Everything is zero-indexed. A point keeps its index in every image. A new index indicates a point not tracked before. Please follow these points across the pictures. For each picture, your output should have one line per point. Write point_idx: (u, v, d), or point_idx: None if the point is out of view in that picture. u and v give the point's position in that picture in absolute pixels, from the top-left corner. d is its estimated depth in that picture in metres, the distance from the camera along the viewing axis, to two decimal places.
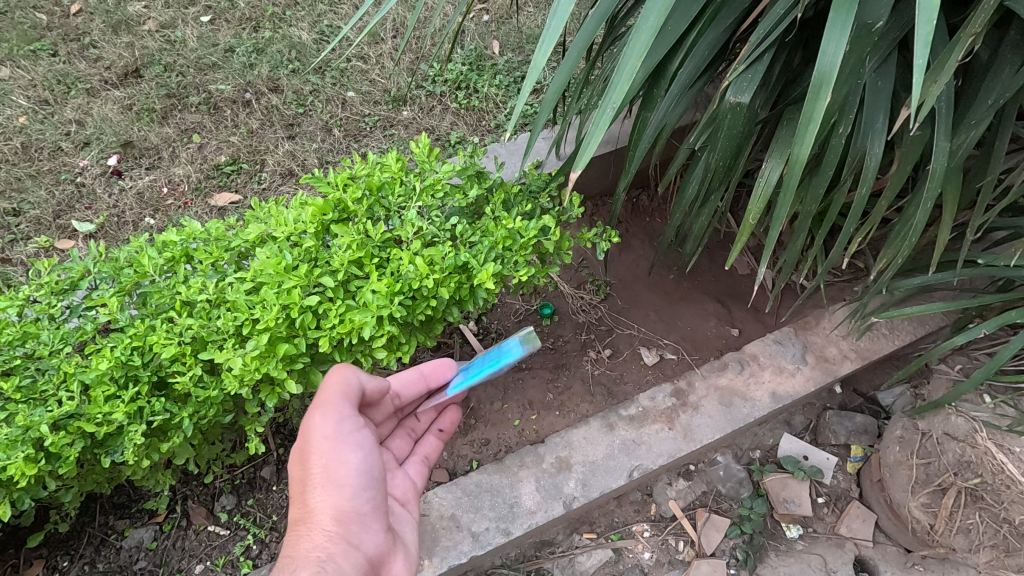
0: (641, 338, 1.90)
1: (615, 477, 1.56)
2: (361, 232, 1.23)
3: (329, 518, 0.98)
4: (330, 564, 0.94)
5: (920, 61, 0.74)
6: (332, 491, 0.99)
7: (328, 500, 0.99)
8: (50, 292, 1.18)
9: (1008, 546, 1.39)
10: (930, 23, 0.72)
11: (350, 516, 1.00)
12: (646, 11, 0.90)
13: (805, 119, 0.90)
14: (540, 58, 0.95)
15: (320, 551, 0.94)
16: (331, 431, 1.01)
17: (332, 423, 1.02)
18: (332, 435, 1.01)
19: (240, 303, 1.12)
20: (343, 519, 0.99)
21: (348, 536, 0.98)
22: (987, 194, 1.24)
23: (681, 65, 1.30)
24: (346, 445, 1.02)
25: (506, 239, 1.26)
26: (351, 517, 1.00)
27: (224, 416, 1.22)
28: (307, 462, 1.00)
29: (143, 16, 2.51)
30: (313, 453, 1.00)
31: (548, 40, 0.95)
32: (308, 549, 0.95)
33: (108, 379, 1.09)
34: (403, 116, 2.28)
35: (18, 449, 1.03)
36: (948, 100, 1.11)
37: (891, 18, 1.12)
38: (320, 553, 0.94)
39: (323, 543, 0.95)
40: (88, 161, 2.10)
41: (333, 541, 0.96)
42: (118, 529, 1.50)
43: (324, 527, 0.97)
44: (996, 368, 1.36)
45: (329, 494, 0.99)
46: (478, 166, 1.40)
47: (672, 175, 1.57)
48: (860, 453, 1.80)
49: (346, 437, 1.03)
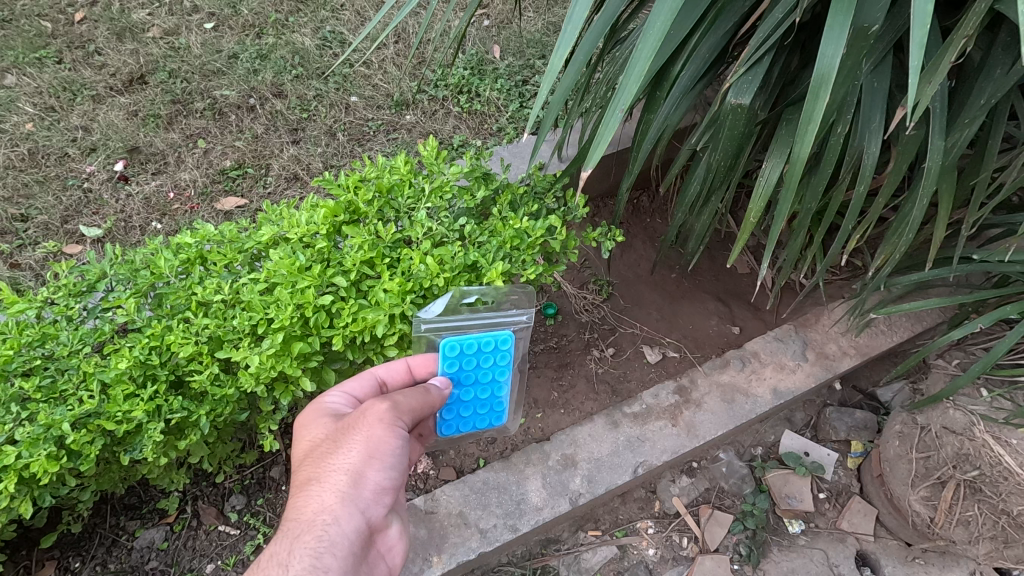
0: (643, 336, 1.92)
1: (620, 473, 1.59)
2: (372, 233, 1.26)
3: (349, 487, 0.95)
4: (330, 530, 0.92)
5: (917, 63, 0.77)
6: (364, 467, 0.97)
7: (355, 473, 0.96)
8: (68, 294, 1.20)
9: (1006, 537, 1.42)
10: (925, 27, 0.75)
11: (369, 494, 0.98)
12: (652, 17, 0.94)
13: (805, 118, 0.92)
14: (555, 62, 0.98)
15: (326, 515, 0.93)
16: (388, 416, 0.99)
17: (392, 409, 1.00)
18: (388, 418, 0.99)
19: (254, 303, 1.15)
20: (361, 495, 0.97)
21: (358, 512, 0.96)
22: (980, 192, 1.27)
23: (682, 68, 1.34)
24: (394, 431, 1.00)
25: (514, 238, 1.29)
26: (369, 494, 0.98)
27: (239, 414, 1.25)
28: (351, 432, 0.98)
29: (146, 23, 2.54)
30: (361, 424, 0.98)
31: (564, 45, 0.99)
32: (316, 510, 0.93)
33: (127, 378, 1.12)
34: (406, 120, 2.31)
35: (41, 447, 1.05)
36: (943, 99, 1.14)
37: (887, 20, 1.16)
38: (325, 516, 0.93)
39: (330, 508, 0.94)
40: (94, 167, 2.12)
41: (342, 509, 0.94)
42: (129, 530, 1.51)
43: (339, 494, 0.95)
44: (992, 361, 1.40)
45: (359, 472, 0.96)
46: (484, 168, 1.44)
47: (674, 175, 1.60)
48: (860, 449, 1.83)
49: (399, 425, 1.01)
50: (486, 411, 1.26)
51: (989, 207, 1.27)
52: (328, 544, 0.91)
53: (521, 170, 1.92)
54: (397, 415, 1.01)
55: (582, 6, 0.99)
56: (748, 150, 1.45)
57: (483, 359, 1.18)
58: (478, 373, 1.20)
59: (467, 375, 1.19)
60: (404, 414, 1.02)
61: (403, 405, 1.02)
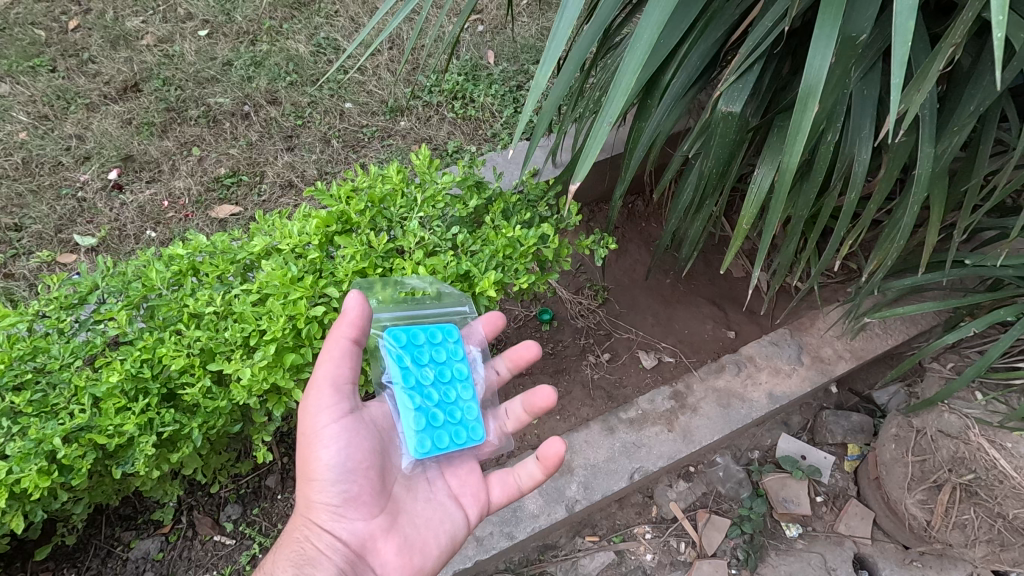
0: (639, 342, 1.92)
1: (616, 479, 1.59)
2: (364, 243, 1.26)
3: (306, 508, 1.03)
4: (304, 549, 1.00)
5: (897, 80, 0.74)
6: (310, 485, 1.03)
7: (307, 493, 1.03)
8: (59, 307, 1.19)
9: (1003, 540, 1.42)
10: (906, 43, 0.72)
11: (328, 510, 1.03)
12: (640, 28, 0.90)
13: (793, 130, 0.91)
14: (541, 78, 0.96)
15: (298, 535, 1.02)
16: (309, 426, 1.03)
17: (309, 416, 1.03)
18: (310, 430, 1.03)
19: (247, 315, 1.14)
20: (320, 514, 1.03)
21: (324, 526, 1.03)
22: (972, 196, 1.27)
23: (673, 76, 1.34)
24: (319, 443, 1.02)
25: (506, 247, 1.29)
26: (326, 511, 1.02)
27: (232, 426, 1.25)
28: (298, 452, 1.06)
29: (140, 31, 2.54)
30: (299, 446, 1.05)
31: (549, 60, 0.97)
32: (291, 530, 1.03)
33: (118, 391, 1.12)
34: (401, 126, 2.31)
35: (32, 462, 1.05)
36: (931, 106, 1.15)
37: (874, 29, 1.17)
38: (297, 535, 1.02)
39: (300, 530, 1.02)
40: (88, 175, 2.12)
41: (309, 529, 1.02)
42: (123, 541, 1.50)
43: (303, 516, 1.03)
44: (986, 366, 1.40)
45: (308, 490, 1.03)
46: (476, 176, 1.44)
47: (667, 180, 1.60)
48: (856, 452, 1.83)
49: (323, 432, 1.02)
50: (422, 424, 1.14)
51: (983, 211, 1.27)
52: (304, 560, 0.99)
53: (515, 176, 1.92)
54: (318, 425, 1.02)
55: (568, 22, 0.97)
56: (740, 156, 1.45)
57: (417, 353, 1.19)
58: (436, 372, 1.20)
59: (440, 371, 1.21)
60: (327, 422, 1.03)
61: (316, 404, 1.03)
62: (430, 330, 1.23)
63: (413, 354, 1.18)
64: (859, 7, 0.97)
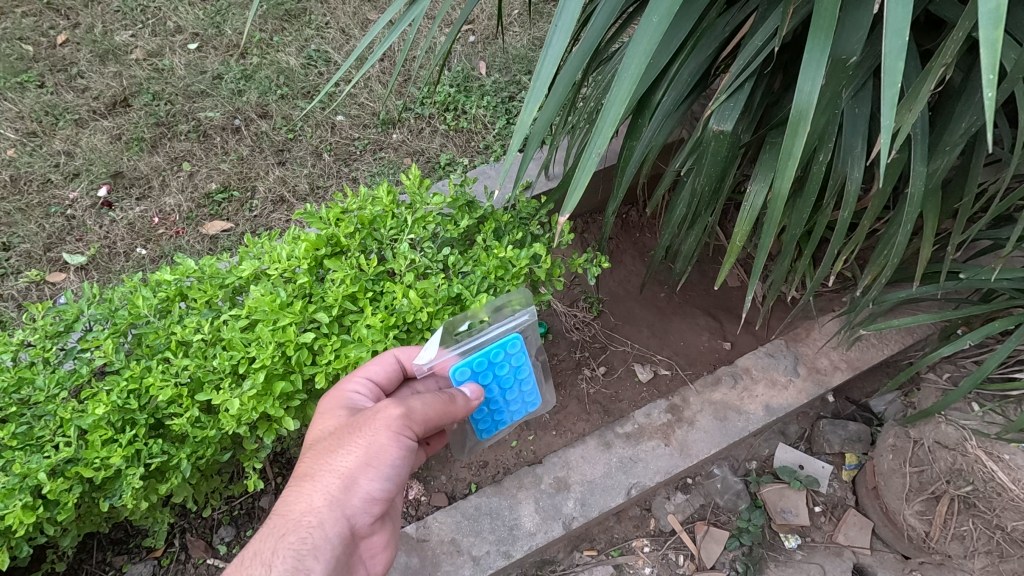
0: (635, 354, 1.92)
1: (614, 495, 1.58)
2: (354, 266, 1.25)
3: (340, 489, 0.96)
4: (314, 533, 0.93)
5: (888, 121, 0.72)
6: (359, 472, 0.96)
7: (349, 477, 0.96)
8: (45, 335, 1.18)
9: (1002, 552, 1.42)
10: (896, 85, 0.69)
11: (358, 501, 0.97)
12: (627, 58, 0.87)
13: (784, 156, 0.89)
14: (526, 116, 0.92)
15: (312, 517, 0.94)
16: (399, 423, 0.97)
17: (401, 416, 0.97)
18: (396, 426, 0.97)
19: (236, 342, 1.13)
20: (350, 501, 0.97)
21: (346, 516, 0.97)
22: (966, 212, 1.26)
23: (664, 93, 1.33)
24: (398, 442, 0.98)
25: (498, 268, 1.27)
26: (357, 502, 0.97)
27: (222, 454, 1.24)
28: (354, 431, 0.98)
29: (130, 45, 2.52)
30: (367, 427, 0.97)
31: (535, 98, 0.92)
32: (303, 509, 0.95)
33: (105, 423, 1.10)
34: (393, 139, 2.30)
35: (16, 498, 1.04)
36: (923, 124, 1.15)
37: (865, 47, 1.17)
38: (311, 518, 0.94)
39: (318, 509, 0.95)
40: (77, 193, 2.10)
41: (329, 512, 0.95)
42: (116, 565, 1.48)
43: (329, 496, 0.95)
44: (983, 377, 1.37)
45: (350, 473, 0.96)
46: (468, 195, 1.42)
47: (660, 195, 1.59)
48: (854, 461, 1.82)
49: (405, 434, 0.99)
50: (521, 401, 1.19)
51: (977, 225, 1.26)
52: (310, 547, 0.92)
53: (508, 189, 1.92)
54: (406, 426, 0.98)
55: (551, 61, 0.93)
56: (733, 170, 1.45)
57: (503, 366, 1.11)
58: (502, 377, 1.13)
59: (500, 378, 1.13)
60: (415, 425, 0.99)
61: (421, 416, 0.98)
62: (490, 352, 1.09)
63: (511, 361, 1.11)
64: (847, 30, 0.97)
